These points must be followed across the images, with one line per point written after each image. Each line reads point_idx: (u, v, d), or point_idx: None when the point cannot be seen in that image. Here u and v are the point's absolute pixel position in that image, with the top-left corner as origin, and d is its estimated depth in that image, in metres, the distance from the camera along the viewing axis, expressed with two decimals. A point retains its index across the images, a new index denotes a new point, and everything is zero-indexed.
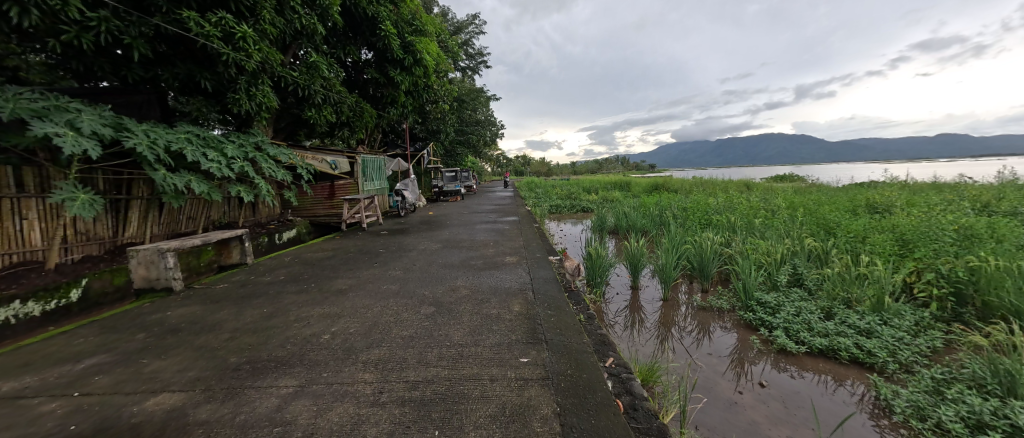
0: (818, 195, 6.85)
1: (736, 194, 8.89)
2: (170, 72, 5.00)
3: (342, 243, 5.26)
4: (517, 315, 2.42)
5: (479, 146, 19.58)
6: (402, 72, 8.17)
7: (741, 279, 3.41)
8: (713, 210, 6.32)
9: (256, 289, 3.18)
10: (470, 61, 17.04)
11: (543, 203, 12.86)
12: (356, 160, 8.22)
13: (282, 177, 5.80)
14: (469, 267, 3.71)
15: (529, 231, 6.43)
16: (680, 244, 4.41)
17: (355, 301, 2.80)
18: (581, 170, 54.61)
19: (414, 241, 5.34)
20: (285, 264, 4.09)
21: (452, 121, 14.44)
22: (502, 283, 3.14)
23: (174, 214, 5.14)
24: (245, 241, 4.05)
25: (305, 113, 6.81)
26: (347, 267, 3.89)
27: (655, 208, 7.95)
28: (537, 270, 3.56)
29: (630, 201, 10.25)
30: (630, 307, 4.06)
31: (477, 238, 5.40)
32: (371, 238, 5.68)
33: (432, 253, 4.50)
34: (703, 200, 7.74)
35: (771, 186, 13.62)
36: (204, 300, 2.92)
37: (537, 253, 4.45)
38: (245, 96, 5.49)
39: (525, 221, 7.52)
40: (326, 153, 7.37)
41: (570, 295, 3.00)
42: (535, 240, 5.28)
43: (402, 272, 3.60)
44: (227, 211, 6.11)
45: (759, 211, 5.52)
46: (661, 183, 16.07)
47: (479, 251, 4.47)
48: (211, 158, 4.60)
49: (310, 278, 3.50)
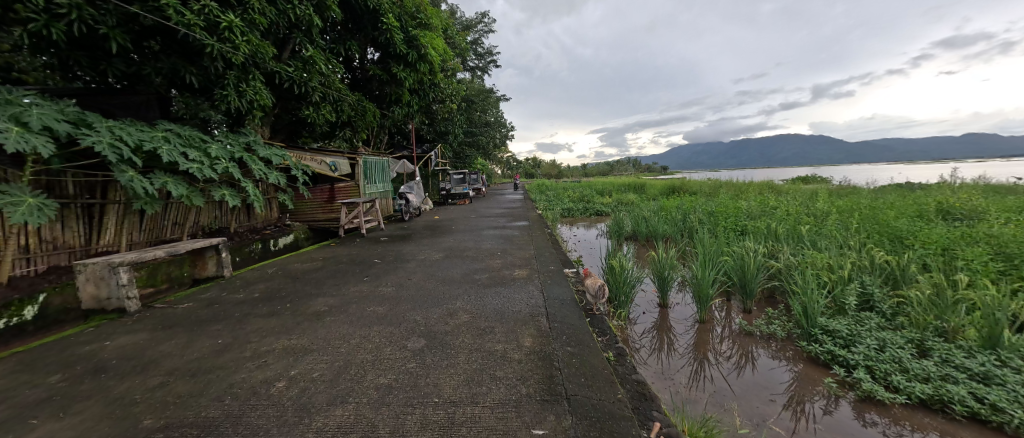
0: (863, 198, 6.18)
1: (765, 197, 8.22)
2: (153, 67, 4.60)
3: (335, 252, 4.79)
4: (527, 355, 1.90)
5: (489, 148, 19.16)
6: (406, 68, 7.74)
7: (800, 300, 2.81)
8: (746, 215, 5.70)
9: (222, 311, 2.72)
10: (479, 60, 16.63)
11: (554, 206, 12.29)
12: (358, 161, 7.82)
13: (274, 179, 5.38)
14: (473, 283, 3.20)
15: (541, 237, 5.90)
16: (717, 256, 3.83)
17: (332, 328, 2.32)
18: (593, 172, 53.78)
19: (414, 249, 4.85)
20: (265, 278, 3.63)
21: (461, 122, 14.01)
22: (510, 305, 2.62)
23: (157, 220, 4.76)
24: (222, 251, 3.62)
25: (302, 111, 6.41)
26: (334, 281, 3.42)
27: (678, 213, 7.33)
28: (550, 288, 3.03)
29: (648, 204, 9.64)
30: (659, 327, 3.50)
31: (484, 247, 4.89)
32: (368, 246, 5.21)
33: (432, 264, 4.00)
34: (731, 204, 7.09)
35: (797, 188, 12.82)
36: (156, 326, 2.47)
37: (550, 264, 3.91)
38: (235, 93, 5.10)
39: (537, 227, 6.99)
40: (325, 154, 6.99)
41: (592, 322, 2.47)
42: (547, 249, 4.75)
43: (395, 289, 3.12)
44: (217, 216, 5.73)
45: (800, 217, 4.90)
46: (678, 185, 15.36)
47: (485, 263, 3.95)
48: (192, 158, 4.18)
49: (288, 296, 3.04)
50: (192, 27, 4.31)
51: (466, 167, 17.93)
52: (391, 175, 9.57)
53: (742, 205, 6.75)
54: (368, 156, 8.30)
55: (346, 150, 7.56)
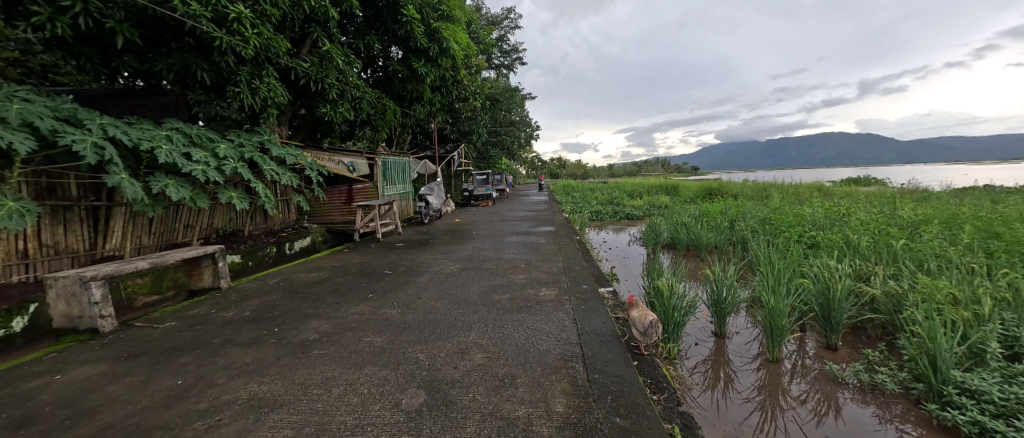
0: (952, 207, 5.25)
1: (822, 202, 7.32)
2: (164, 62, 4.37)
3: (346, 260, 4.43)
4: (560, 432, 1.39)
5: (514, 147, 18.69)
6: (427, 63, 7.39)
7: (926, 347, 2.16)
8: (809, 226, 4.92)
9: (202, 336, 2.34)
10: (505, 58, 16.15)
11: (582, 209, 11.65)
12: (378, 162, 7.57)
13: (289, 181, 5.11)
14: (491, 308, 2.71)
15: (569, 245, 5.36)
16: (790, 278, 3.19)
17: (316, 367, 1.89)
18: (620, 173, 52.32)
19: (430, 259, 4.41)
20: (263, 290, 3.28)
21: (485, 121, 13.62)
22: (536, 343, 2.11)
23: (167, 222, 4.53)
24: (219, 260, 3.29)
25: (320, 110, 6.14)
26: (335, 298, 3.01)
27: (723, 220, 6.57)
28: (585, 318, 2.50)
29: (686, 209, 8.85)
30: (717, 360, 2.92)
31: (507, 257, 4.39)
32: (381, 254, 4.83)
33: (447, 279, 3.54)
34: (786, 211, 6.27)
35: (853, 192, 11.60)
36: (121, 354, 2.11)
37: (583, 283, 3.37)
38: (248, 90, 4.81)
39: (564, 233, 6.44)
40: (342, 154, 6.75)
41: (640, 368, 1.96)
42: (578, 261, 4.20)
43: (401, 312, 2.68)
44: (232, 218, 5.51)
45: (883, 230, 4.12)
46: (716, 188, 14.32)
47: (507, 279, 3.45)
48: (195, 158, 3.90)
49: (280, 316, 2.65)
50: (198, 18, 4.04)
51: (490, 167, 17.54)
52: (412, 176, 9.26)
53: (802, 213, 5.93)
54: (389, 156, 8.02)
55: (366, 150, 7.33)
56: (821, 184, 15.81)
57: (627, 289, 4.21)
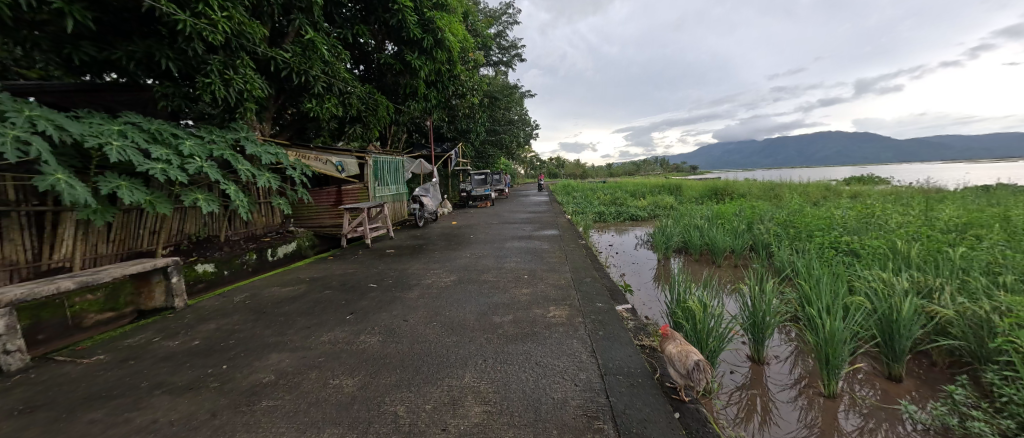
0: (991, 211, 4.83)
1: (842, 204, 6.90)
2: (123, 50, 3.89)
3: (328, 270, 3.97)
4: None
5: (513, 147, 18.25)
6: (421, 56, 6.92)
7: None
8: (839, 230, 4.48)
9: (129, 377, 1.87)
10: (504, 54, 15.69)
11: (585, 210, 11.23)
12: (369, 161, 7.10)
13: (269, 183, 4.66)
14: (491, 336, 2.25)
15: (575, 251, 4.93)
16: (841, 294, 2.74)
17: (260, 431, 1.43)
18: (620, 173, 51.89)
19: (422, 269, 3.94)
20: (225, 310, 2.81)
21: (484, 119, 13.21)
22: (548, 391, 1.67)
23: (129, 228, 4.06)
24: (173, 275, 2.83)
25: (304, 105, 5.68)
26: (306, 321, 2.53)
27: (739, 224, 6.11)
28: (607, 351, 2.05)
29: (695, 210, 8.41)
30: (760, 391, 2.47)
31: (508, 267, 3.93)
32: (368, 262, 4.37)
33: (441, 294, 3.08)
34: (807, 214, 5.83)
35: (865, 192, 11.20)
36: (15, 407, 1.64)
37: (597, 300, 2.91)
38: (220, 81, 4.34)
39: (569, 236, 5.99)
40: (330, 152, 6.29)
41: (688, 427, 1.51)
42: (588, 271, 3.74)
43: (382, 342, 2.21)
44: (207, 222, 5.04)
45: (930, 238, 3.68)
46: (720, 187, 13.92)
47: (509, 296, 2.99)
48: (153, 156, 3.43)
49: (236, 346, 2.20)
50: None
51: (488, 167, 17.06)
52: (406, 177, 8.80)
53: (826, 215, 5.50)
54: (381, 155, 7.56)
55: (356, 149, 6.87)
56: (829, 183, 15.41)
57: (643, 304, 3.77)
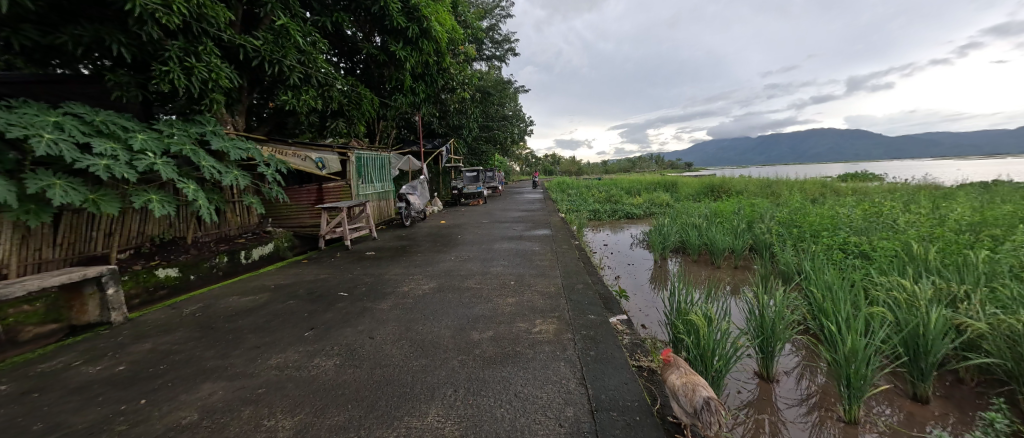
0: (1005, 209, 4.59)
1: (846, 202, 6.66)
2: (69, 33, 3.52)
3: (298, 276, 3.63)
4: None
5: (507, 143, 17.91)
6: (406, 46, 6.58)
7: None
8: (847, 229, 4.22)
9: (22, 417, 1.56)
10: (497, 48, 15.29)
11: (580, 208, 10.93)
12: (352, 157, 6.74)
13: (237, 181, 4.32)
14: (465, 358, 1.94)
15: (567, 252, 4.65)
16: (859, 303, 2.46)
17: None
18: (615, 170, 51.68)
19: (401, 274, 3.62)
20: (169, 325, 2.48)
21: (476, 115, 12.87)
22: (527, 435, 1.37)
23: (79, 229, 3.72)
24: (108, 286, 2.51)
25: (279, 97, 5.33)
26: (256, 340, 2.22)
27: (740, 223, 5.84)
28: (598, 378, 1.75)
29: (692, 208, 8.15)
30: (770, 413, 2.19)
31: (494, 271, 3.63)
32: (345, 267, 4.04)
33: (416, 305, 2.77)
34: (809, 212, 5.57)
35: (865, 189, 11.00)
36: None
37: (590, 311, 2.62)
38: (180, 69, 4.02)
39: (562, 236, 5.70)
40: (310, 148, 5.94)
41: None
42: (581, 276, 3.45)
43: (339, 366, 1.89)
44: (172, 223, 4.70)
45: (947, 239, 3.42)
46: (717, 184, 13.69)
47: (492, 307, 2.68)
48: (97, 151, 3.10)
49: (167, 372, 1.89)
50: None
51: (482, 164, 16.71)
52: (394, 174, 8.47)
53: (830, 213, 5.24)
54: (365, 151, 7.20)
55: (338, 144, 6.51)
56: (826, 180, 15.22)
57: (643, 316, 3.44)
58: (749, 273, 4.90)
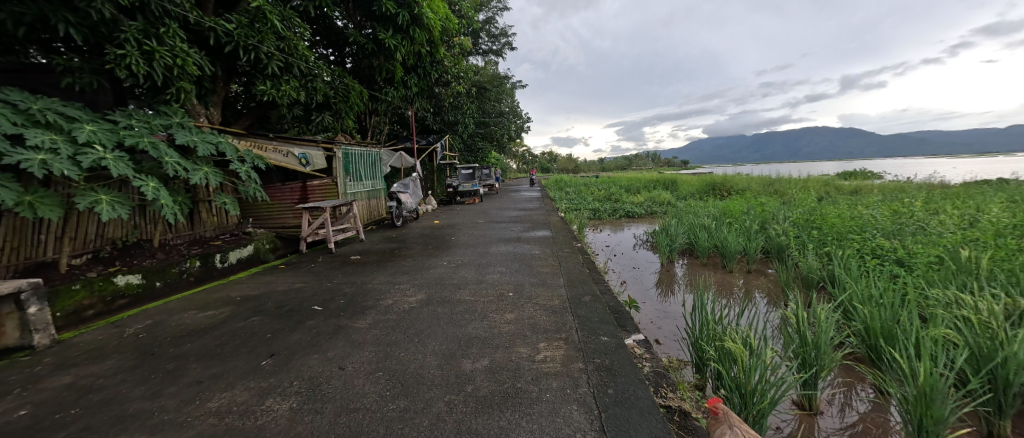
0: None
1: (862, 201, 6.32)
2: (7, 9, 3.07)
3: (270, 285, 3.23)
4: None
5: (505, 140, 17.50)
6: (396, 34, 6.18)
7: None
8: (874, 232, 3.87)
9: None
10: (493, 43, 14.84)
11: (580, 207, 10.56)
12: (338, 153, 6.30)
13: (206, 178, 3.91)
14: (454, 399, 1.57)
15: (569, 256, 4.28)
16: (916, 321, 2.10)
17: None
18: (612, 168, 51.32)
19: (386, 284, 3.23)
20: (103, 350, 2.09)
21: (472, 110, 12.46)
22: None
23: (22, 233, 3.31)
24: (31, 305, 2.12)
25: (257, 87, 4.93)
26: (201, 372, 1.83)
27: (751, 224, 5.49)
28: (621, 430, 1.38)
29: (697, 207, 7.80)
30: None
31: (490, 280, 3.26)
32: (324, 273, 3.64)
33: (400, 322, 2.39)
34: (826, 212, 5.24)
35: (870, 187, 10.72)
36: None
37: (601, 331, 2.25)
38: (139, 53, 3.61)
39: (562, 238, 5.33)
40: (292, 142, 5.54)
41: None
42: (587, 287, 3.08)
43: (295, 412, 1.51)
44: (137, 224, 4.28)
45: (994, 243, 3.08)
46: (718, 182, 13.41)
47: (487, 326, 2.30)
48: (29, 143, 2.69)
49: (78, 419, 1.50)
50: None
51: (478, 161, 16.30)
52: (385, 171, 8.08)
53: (850, 213, 4.91)
54: (354, 147, 6.77)
55: (323, 139, 6.09)
56: (827, 178, 15.01)
57: (663, 334, 3.06)
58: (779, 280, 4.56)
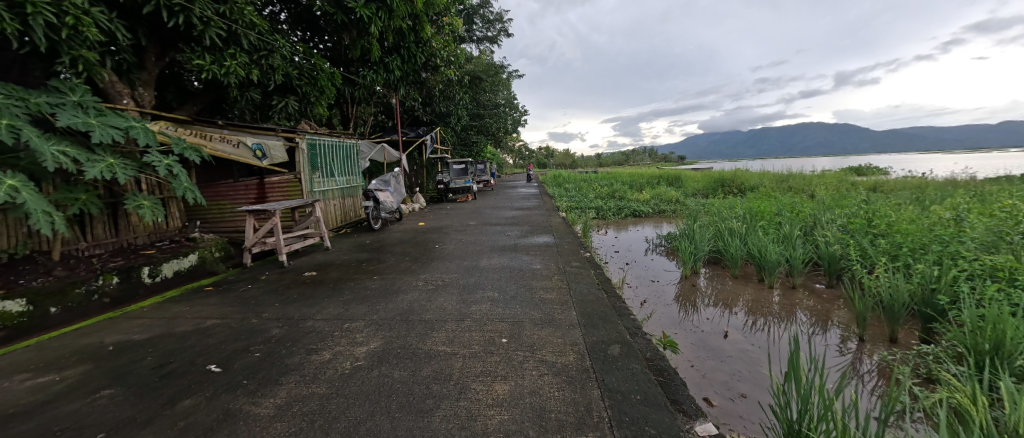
0: None
1: (911, 202, 5.49)
2: None
3: (169, 323, 2.32)
4: None
5: (501, 134, 16.53)
6: (370, 2, 5.25)
7: None
8: (973, 243, 3.01)
9: None
10: (489, 29, 13.83)
11: (582, 205, 9.68)
12: (303, 144, 5.35)
13: (108, 175, 3.04)
14: None
15: (580, 271, 3.42)
16: None
17: None
18: (610, 163, 50.36)
19: (332, 322, 2.32)
20: None
21: (466, 101, 11.66)
22: None
23: None
24: None
25: (192, 60, 3.99)
26: None
27: (791, 229, 4.64)
28: None
29: (717, 206, 6.95)
30: None
31: (477, 315, 2.38)
32: (258, 300, 2.72)
33: (328, 404, 1.51)
34: (883, 214, 4.38)
35: (897, 184, 9.89)
36: None
37: (651, 427, 1.37)
38: (5, 5, 2.68)
39: (568, 246, 4.45)
40: (243, 131, 4.60)
41: None
42: (612, 328, 2.19)
43: None
44: (21, 239, 3.32)
45: None
46: (728, 177, 12.54)
47: (465, 415, 1.42)
48: None
49: None
50: None
51: (472, 155, 15.34)
52: (364, 165, 7.17)
53: (916, 217, 4.07)
54: (323, 138, 5.81)
55: (284, 127, 5.14)
56: (840, 174, 14.27)
57: (718, 397, 2.19)
58: (836, 302, 3.72)
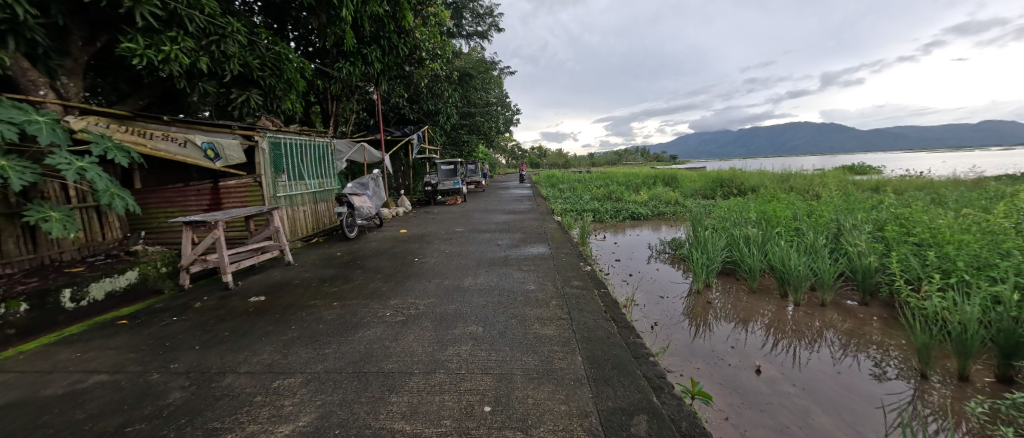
0: None
1: (939, 206, 5.02)
2: None
3: (38, 382, 1.73)
4: None
5: (492, 133, 15.93)
6: None
7: None
8: None
9: None
10: (478, 24, 13.24)
11: (578, 208, 9.14)
12: (265, 144, 4.70)
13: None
14: None
15: (582, 293, 2.87)
16: None
17: None
18: (603, 162, 50.01)
19: (258, 377, 1.74)
20: None
21: (455, 98, 11.04)
22: None
23: None
24: None
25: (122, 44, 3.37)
26: None
27: (814, 238, 4.15)
28: None
29: (723, 210, 6.45)
30: None
31: (453, 364, 1.82)
32: (174, 342, 2.13)
33: None
34: (919, 220, 3.91)
35: (904, 184, 9.52)
36: None
37: None
38: None
39: (565, 259, 3.90)
40: (190, 128, 3.96)
41: None
42: (631, 384, 1.65)
43: None
44: None
45: None
46: (728, 177, 12.12)
47: None
48: None
49: None
50: None
51: (462, 155, 14.76)
52: (340, 166, 6.54)
53: (961, 224, 3.58)
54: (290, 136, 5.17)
55: (242, 124, 4.49)
56: (838, 173, 13.99)
57: None
58: (875, 323, 3.22)
